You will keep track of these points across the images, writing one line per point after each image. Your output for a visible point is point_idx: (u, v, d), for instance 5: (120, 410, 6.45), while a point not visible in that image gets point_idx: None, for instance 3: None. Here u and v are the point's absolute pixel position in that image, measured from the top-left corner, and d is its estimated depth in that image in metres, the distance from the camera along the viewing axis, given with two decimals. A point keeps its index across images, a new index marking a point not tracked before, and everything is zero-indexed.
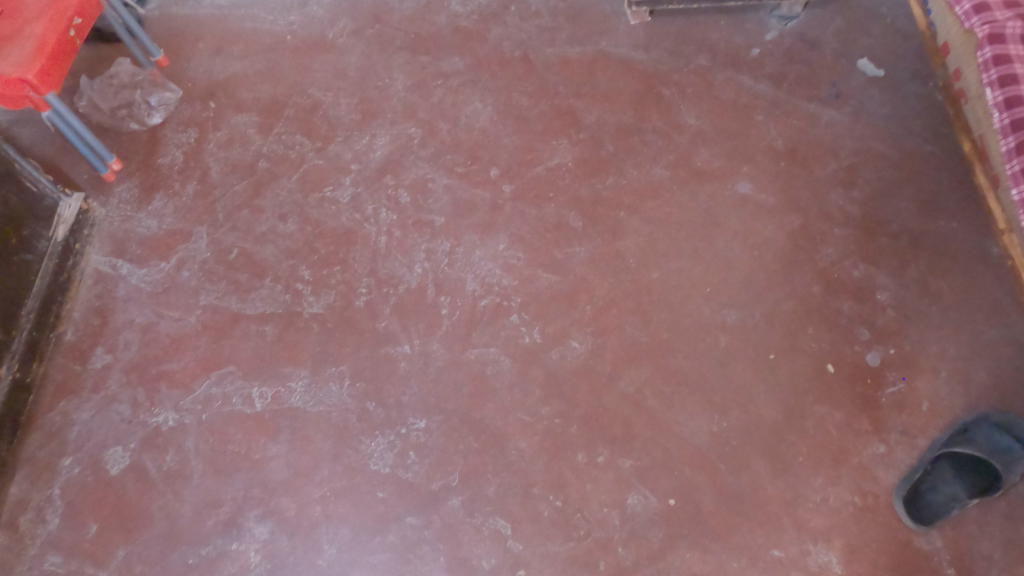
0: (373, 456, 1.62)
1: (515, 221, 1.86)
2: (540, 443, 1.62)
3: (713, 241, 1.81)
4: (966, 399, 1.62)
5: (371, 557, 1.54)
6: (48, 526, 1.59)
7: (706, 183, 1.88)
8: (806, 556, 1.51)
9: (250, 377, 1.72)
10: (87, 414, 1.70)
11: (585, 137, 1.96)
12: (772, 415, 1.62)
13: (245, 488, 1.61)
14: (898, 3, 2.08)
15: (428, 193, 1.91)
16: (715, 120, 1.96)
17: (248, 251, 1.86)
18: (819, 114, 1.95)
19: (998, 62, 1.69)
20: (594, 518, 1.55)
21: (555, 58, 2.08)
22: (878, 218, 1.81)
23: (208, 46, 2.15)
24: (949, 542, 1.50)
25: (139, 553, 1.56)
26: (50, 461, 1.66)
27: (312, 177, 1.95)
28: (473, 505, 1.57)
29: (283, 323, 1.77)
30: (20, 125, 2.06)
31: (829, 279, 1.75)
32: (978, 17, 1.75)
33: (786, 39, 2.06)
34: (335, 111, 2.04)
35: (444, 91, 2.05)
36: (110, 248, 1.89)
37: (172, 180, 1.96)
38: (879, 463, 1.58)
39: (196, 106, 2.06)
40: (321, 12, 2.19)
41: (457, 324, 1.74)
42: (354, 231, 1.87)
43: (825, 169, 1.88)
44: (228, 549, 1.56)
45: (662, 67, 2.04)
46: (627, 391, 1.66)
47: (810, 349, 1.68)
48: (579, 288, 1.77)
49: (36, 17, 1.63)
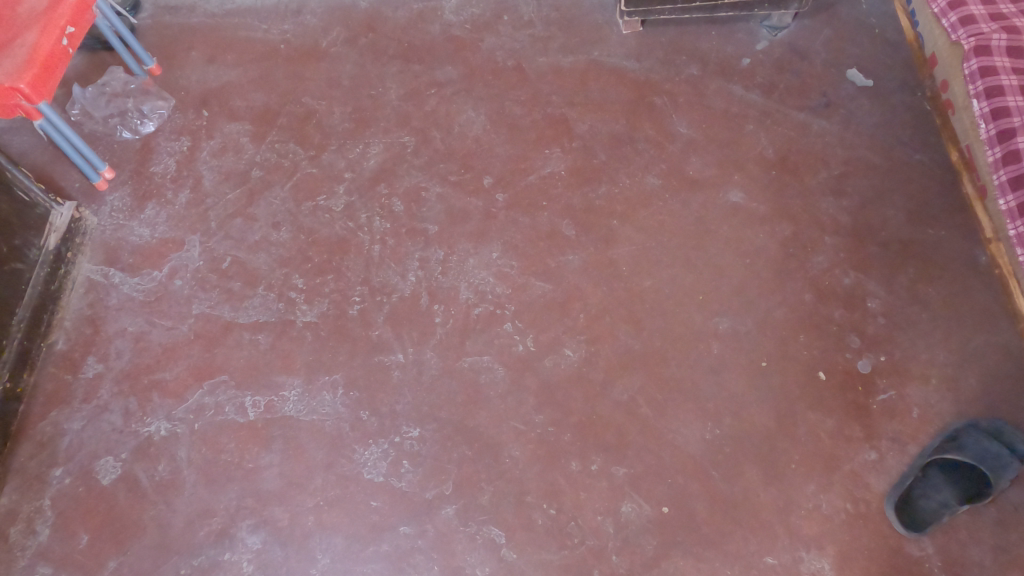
0: (367, 464, 1.62)
1: (508, 230, 1.86)
2: (533, 451, 1.62)
3: (704, 250, 1.82)
4: (956, 406, 1.64)
5: (364, 566, 1.53)
6: (38, 538, 1.58)
7: (698, 191, 1.89)
8: (799, 562, 1.51)
9: (243, 386, 1.71)
10: (78, 424, 1.69)
11: (578, 145, 1.97)
12: (764, 421, 1.64)
13: (237, 497, 1.60)
14: (885, 14, 2.11)
15: (422, 202, 1.91)
16: (706, 128, 1.97)
17: (240, 260, 1.86)
18: (809, 124, 1.97)
19: (985, 74, 1.74)
20: (589, 526, 1.55)
21: (548, 67, 2.09)
22: (868, 226, 1.83)
23: (202, 55, 2.16)
24: (940, 548, 1.52)
25: (131, 564, 1.55)
26: (41, 471, 1.65)
27: (305, 185, 1.95)
28: (466, 514, 1.57)
29: (277, 332, 1.77)
30: (12, 134, 2.05)
31: (820, 287, 1.77)
32: (965, 29, 1.80)
33: (776, 48, 2.08)
34: (330, 119, 2.04)
35: (438, 100, 2.06)
36: (102, 256, 1.88)
37: (165, 188, 1.96)
38: (871, 469, 1.59)
39: (189, 114, 2.06)
40: (314, 21, 2.20)
41: (452, 332, 1.75)
42: (347, 239, 1.87)
43: (816, 178, 1.89)
44: (221, 559, 1.55)
45: (655, 77, 2.06)
46: (621, 399, 1.66)
47: (802, 356, 1.69)
48: (573, 297, 1.78)
49: (30, 26, 1.63)
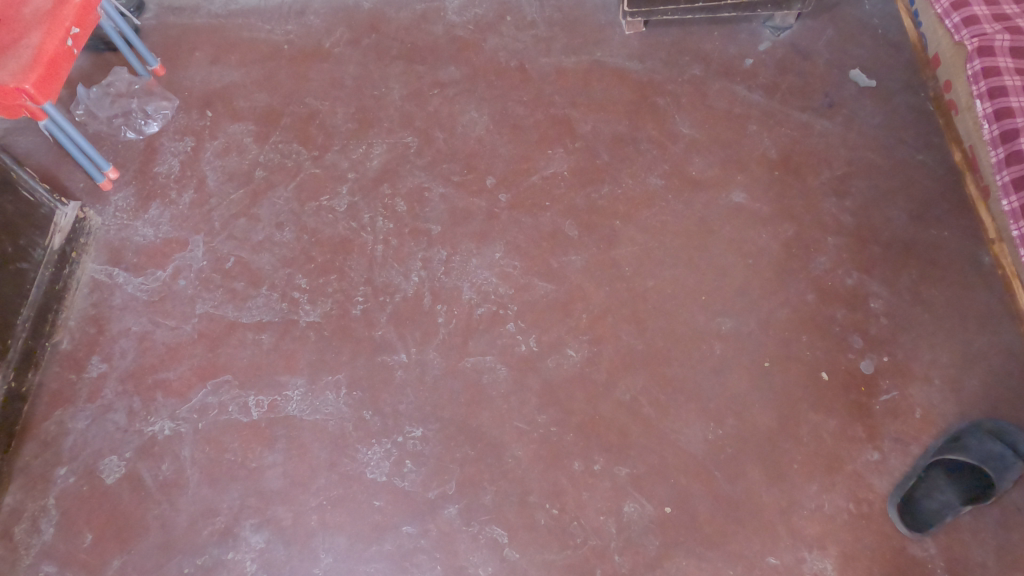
0: (369, 464, 1.63)
1: (511, 230, 1.87)
2: (536, 451, 1.62)
3: (707, 250, 1.82)
4: (959, 406, 1.63)
5: (367, 566, 1.54)
6: (42, 536, 1.59)
7: (701, 191, 1.89)
8: (801, 563, 1.51)
9: (246, 386, 1.72)
10: (82, 423, 1.69)
11: (581, 146, 1.97)
12: (766, 422, 1.64)
13: (241, 497, 1.61)
14: (888, 14, 2.11)
15: (425, 202, 1.91)
16: (709, 128, 1.98)
17: (243, 260, 1.86)
18: (811, 124, 1.97)
19: (988, 74, 1.74)
20: (592, 526, 1.55)
21: (551, 68, 2.09)
22: (870, 226, 1.83)
23: (205, 55, 2.16)
24: (943, 549, 1.52)
25: (134, 563, 1.56)
26: (46, 470, 1.65)
27: (308, 185, 1.95)
28: (469, 514, 1.57)
29: (280, 332, 1.77)
30: (17, 134, 2.06)
31: (822, 287, 1.77)
32: (968, 30, 1.80)
33: (778, 49, 2.08)
34: (333, 119, 2.05)
35: (441, 100, 2.06)
36: (106, 256, 1.89)
37: (169, 188, 1.97)
38: (873, 470, 1.59)
39: (193, 114, 2.07)
40: (318, 22, 2.21)
41: (454, 332, 1.75)
42: (350, 240, 1.88)
43: (818, 178, 1.89)
44: (224, 558, 1.56)
45: (657, 77, 2.06)
46: (623, 399, 1.67)
47: (804, 357, 1.70)
48: (575, 297, 1.78)
49: (35, 27, 1.64)
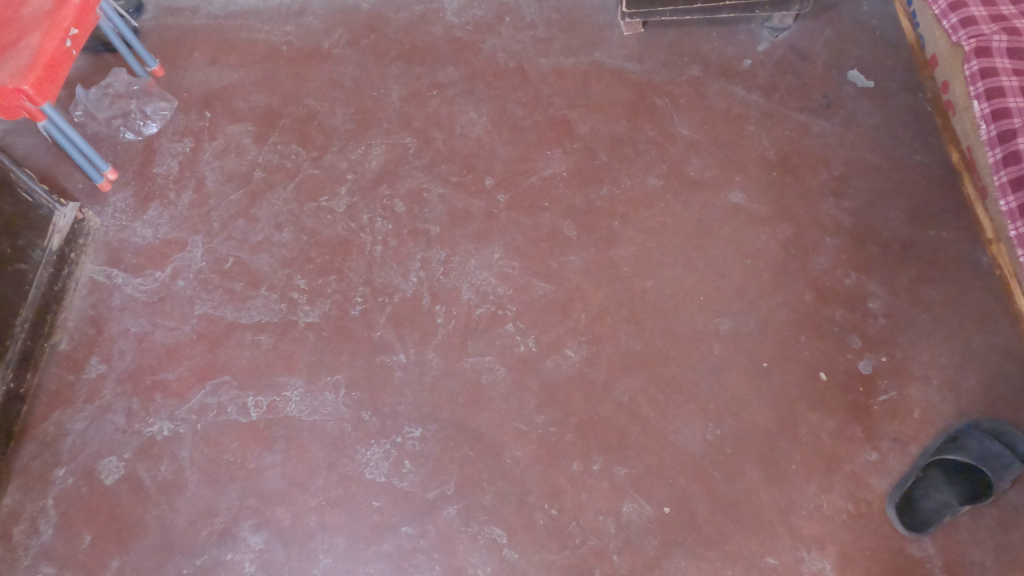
0: (368, 464, 1.63)
1: (510, 231, 1.87)
2: (535, 452, 1.62)
3: (706, 250, 1.82)
4: (957, 406, 1.64)
5: (366, 566, 1.54)
6: (41, 537, 1.59)
7: (699, 192, 1.90)
8: (800, 563, 1.51)
9: (245, 387, 1.72)
10: (80, 424, 1.69)
11: (579, 146, 1.97)
12: (765, 422, 1.64)
13: (239, 497, 1.61)
14: (886, 15, 2.12)
15: (424, 203, 1.92)
16: (707, 129, 1.98)
17: (242, 260, 1.87)
18: (810, 125, 1.97)
19: (985, 75, 1.75)
20: (590, 526, 1.55)
21: (550, 69, 2.10)
22: (869, 227, 1.83)
23: (204, 56, 2.16)
24: (941, 548, 1.52)
25: (133, 564, 1.56)
26: (44, 471, 1.65)
27: (307, 186, 1.95)
28: (468, 514, 1.57)
29: (279, 333, 1.77)
30: (15, 135, 2.06)
31: (821, 288, 1.77)
32: (966, 30, 1.81)
33: (777, 50, 2.09)
34: (332, 120, 2.05)
35: (439, 101, 2.06)
36: (105, 257, 1.89)
37: (168, 189, 1.97)
38: (872, 470, 1.59)
39: (192, 115, 2.07)
40: (316, 23, 2.21)
41: (453, 333, 1.75)
42: (349, 240, 1.88)
43: (817, 178, 1.90)
44: (223, 559, 1.56)
45: (656, 78, 2.06)
46: (622, 399, 1.67)
47: (803, 357, 1.70)
48: (574, 297, 1.78)
49: (34, 28, 1.63)
